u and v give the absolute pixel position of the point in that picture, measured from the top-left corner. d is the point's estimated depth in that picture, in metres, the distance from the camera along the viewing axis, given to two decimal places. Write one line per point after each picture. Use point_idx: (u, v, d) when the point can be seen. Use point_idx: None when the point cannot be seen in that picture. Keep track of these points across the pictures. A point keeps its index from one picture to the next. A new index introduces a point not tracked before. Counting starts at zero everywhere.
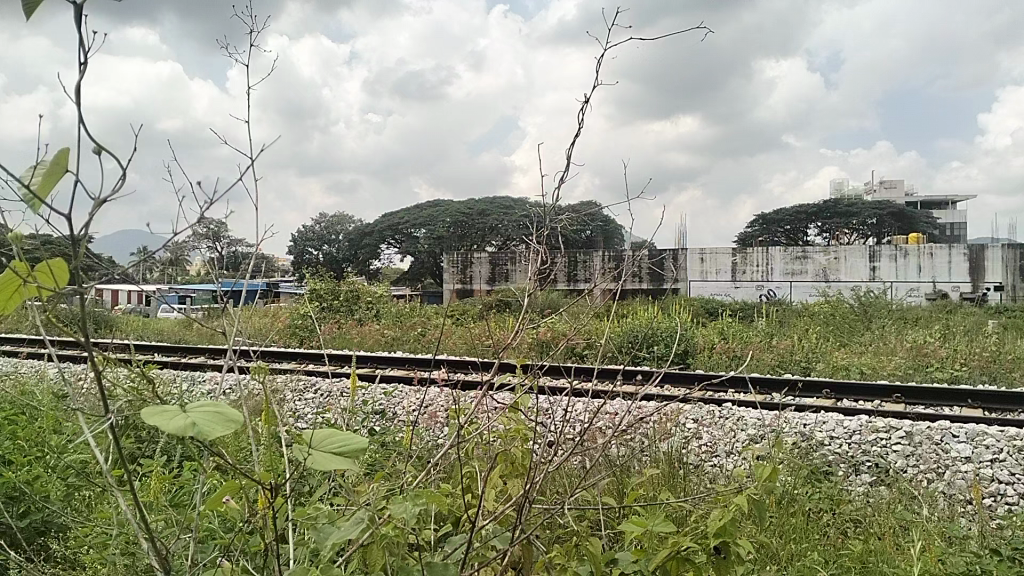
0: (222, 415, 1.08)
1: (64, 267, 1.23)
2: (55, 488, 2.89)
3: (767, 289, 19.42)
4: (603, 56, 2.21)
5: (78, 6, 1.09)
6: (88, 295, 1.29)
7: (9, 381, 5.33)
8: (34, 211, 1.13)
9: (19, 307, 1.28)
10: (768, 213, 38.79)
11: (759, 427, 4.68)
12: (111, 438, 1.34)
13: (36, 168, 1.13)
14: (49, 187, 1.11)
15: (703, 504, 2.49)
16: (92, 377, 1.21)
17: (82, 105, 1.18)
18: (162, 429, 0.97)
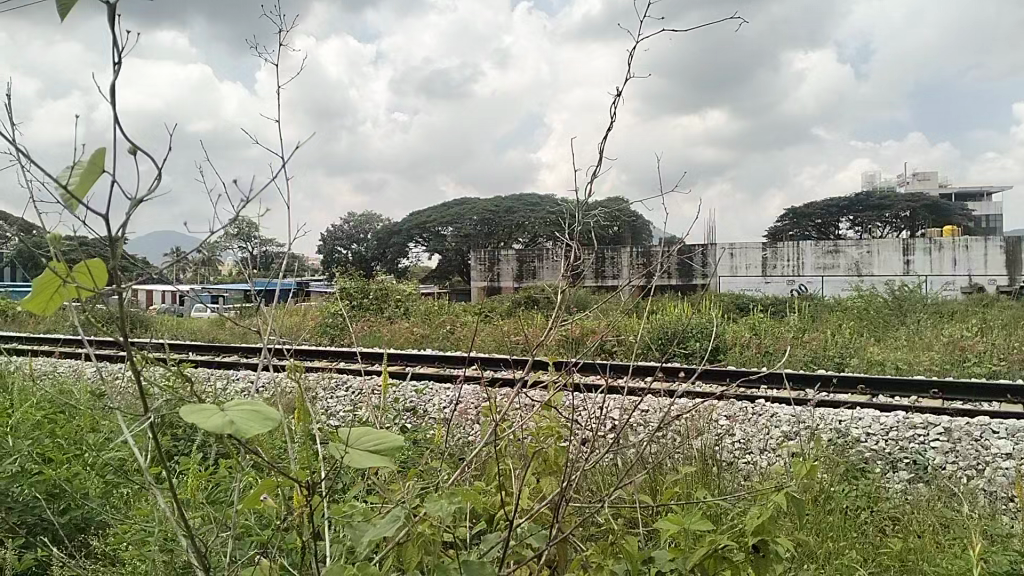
0: (260, 413, 1.09)
1: (102, 267, 1.24)
2: (94, 486, 2.93)
3: (798, 284, 19.18)
4: (631, 52, 2.20)
5: (113, 6, 1.09)
6: (126, 295, 1.30)
7: (47, 380, 5.44)
8: (73, 212, 1.14)
9: (59, 309, 1.29)
10: (798, 207, 38.36)
11: (793, 424, 4.63)
12: (151, 436, 1.36)
13: (73, 168, 1.14)
14: (87, 187, 1.11)
15: (740, 502, 2.47)
16: (131, 375, 1.22)
17: (116, 105, 1.18)
18: (200, 427, 0.98)
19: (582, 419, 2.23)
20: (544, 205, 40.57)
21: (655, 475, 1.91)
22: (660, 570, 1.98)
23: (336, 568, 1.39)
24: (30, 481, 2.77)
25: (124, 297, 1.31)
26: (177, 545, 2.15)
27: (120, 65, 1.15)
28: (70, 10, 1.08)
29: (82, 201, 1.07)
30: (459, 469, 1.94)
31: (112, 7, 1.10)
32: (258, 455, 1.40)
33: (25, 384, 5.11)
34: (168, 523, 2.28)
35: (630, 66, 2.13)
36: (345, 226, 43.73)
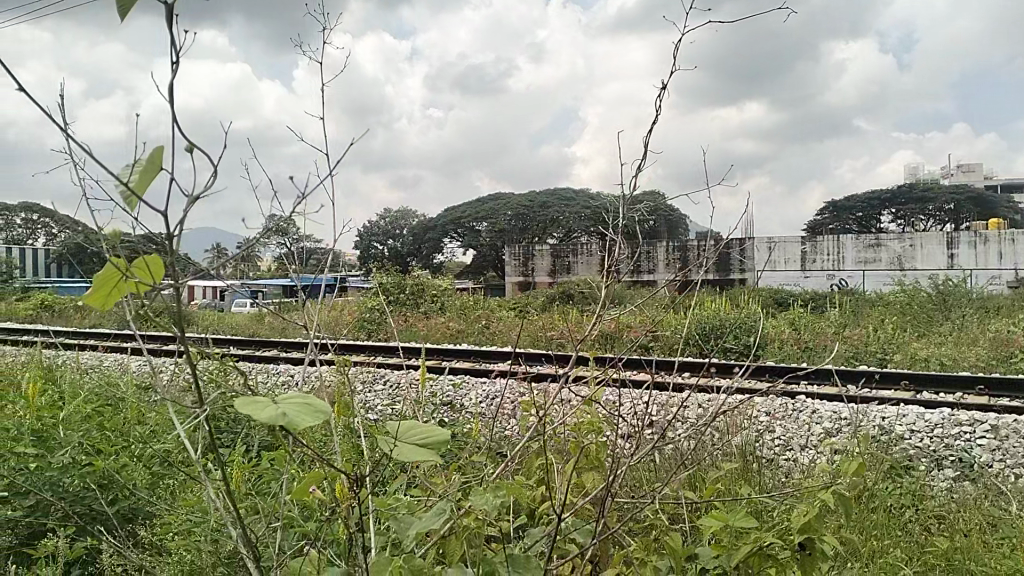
0: (311, 407, 1.10)
1: (160, 263, 1.26)
2: (142, 477, 3.00)
3: (839, 278, 18.87)
4: (677, 45, 2.17)
5: (171, 5, 1.09)
6: (181, 289, 1.32)
7: (95, 373, 5.59)
8: (132, 209, 1.15)
9: (118, 303, 1.32)
10: (838, 201, 37.74)
11: (835, 420, 4.57)
12: (202, 429, 1.39)
13: (134, 165, 1.15)
14: (146, 184, 1.13)
15: (786, 499, 2.44)
16: (187, 367, 1.29)
17: (173, 104, 1.19)
18: (254, 420, 1.00)
19: (623, 415, 2.23)
20: (579, 200, 40.44)
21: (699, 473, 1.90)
22: (704, 567, 1.96)
23: (381, 560, 1.40)
24: (81, 472, 2.83)
25: (181, 291, 1.34)
26: (224, 536, 2.18)
27: (177, 64, 1.16)
28: (129, 7, 1.08)
29: (142, 199, 1.07)
30: (503, 463, 1.95)
31: (170, 6, 1.10)
32: (306, 447, 1.41)
33: (74, 378, 5.24)
34: (214, 514, 2.32)
35: (675, 60, 2.11)
36: (381, 223, 44.03)
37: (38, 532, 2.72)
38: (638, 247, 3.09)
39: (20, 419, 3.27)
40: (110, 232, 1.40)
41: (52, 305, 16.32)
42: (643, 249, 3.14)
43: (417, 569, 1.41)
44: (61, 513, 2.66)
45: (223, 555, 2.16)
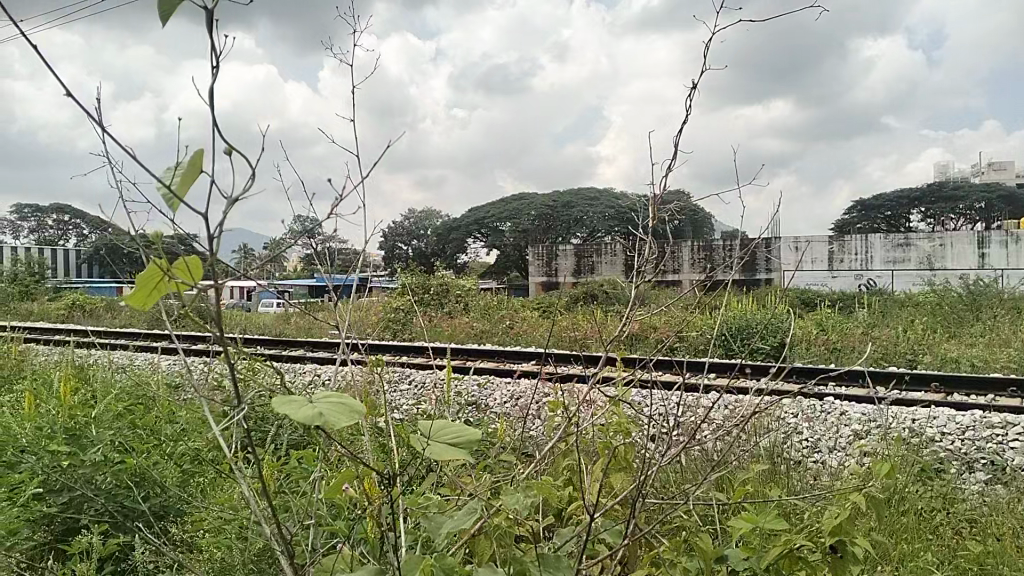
0: (346, 406, 1.11)
1: (199, 262, 1.27)
2: (173, 475, 3.04)
3: (867, 278, 18.63)
4: (708, 43, 2.15)
5: (212, 10, 1.09)
6: (218, 290, 1.32)
7: (127, 372, 5.68)
8: (174, 212, 1.15)
9: (158, 303, 1.32)
10: (866, 200, 37.31)
11: (864, 422, 4.51)
12: (239, 428, 1.40)
13: (176, 169, 1.15)
14: (187, 187, 1.12)
15: (817, 502, 2.42)
16: (226, 367, 1.30)
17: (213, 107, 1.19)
18: (291, 418, 1.01)
19: (651, 416, 2.22)
20: (603, 200, 40.31)
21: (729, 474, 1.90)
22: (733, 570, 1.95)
23: (414, 558, 1.41)
24: (113, 470, 2.87)
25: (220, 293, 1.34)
26: (254, 534, 2.20)
27: (218, 68, 1.16)
28: (172, 11, 1.09)
29: (185, 202, 1.07)
30: (532, 463, 1.95)
31: (211, 11, 1.11)
32: (340, 444, 1.43)
33: (107, 377, 5.33)
34: (245, 511, 2.34)
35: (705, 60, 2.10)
36: (405, 223, 44.25)
37: (73, 528, 2.77)
38: (667, 247, 3.07)
39: (54, 417, 3.32)
40: (152, 235, 1.41)
41: (83, 304, 16.57)
42: (672, 250, 3.12)
43: (448, 568, 1.42)
44: (94, 510, 2.70)
45: (253, 553, 2.18)
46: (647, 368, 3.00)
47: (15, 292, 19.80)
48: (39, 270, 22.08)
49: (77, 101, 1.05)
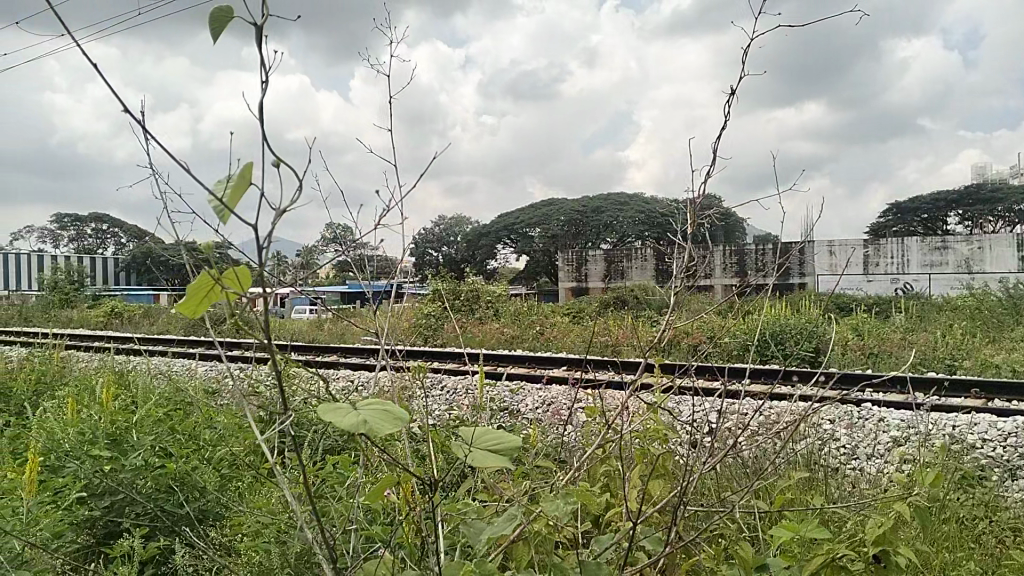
0: (390, 413, 1.12)
1: (248, 273, 1.27)
2: (212, 479, 3.09)
3: (903, 282, 18.32)
4: (748, 46, 2.13)
5: (261, 25, 1.11)
6: (266, 298, 1.34)
7: (165, 379, 5.77)
8: (225, 224, 1.16)
9: (206, 313, 1.33)
10: (902, 203, 36.73)
11: (903, 429, 4.44)
12: (284, 434, 1.42)
13: (227, 182, 1.16)
14: (238, 198, 1.13)
15: (857, 512, 2.39)
16: (275, 374, 1.31)
17: (261, 121, 1.20)
18: (336, 425, 1.02)
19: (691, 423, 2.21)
20: (633, 204, 40.14)
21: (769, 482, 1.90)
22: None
23: (456, 563, 1.42)
24: (153, 475, 2.91)
25: (268, 300, 1.36)
26: (292, 537, 2.22)
27: (267, 82, 1.17)
28: (223, 27, 1.11)
29: (236, 214, 1.08)
30: (570, 470, 1.95)
31: (261, 26, 1.13)
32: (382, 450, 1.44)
33: (146, 383, 5.42)
34: (283, 516, 2.37)
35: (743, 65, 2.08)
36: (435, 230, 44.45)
37: (114, 531, 2.79)
38: (704, 252, 3.05)
39: (96, 421, 3.39)
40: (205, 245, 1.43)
41: (121, 312, 16.90)
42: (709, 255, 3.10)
43: (489, 573, 1.42)
44: (135, 513, 2.74)
45: (291, 557, 2.20)
46: (684, 374, 2.98)
47: (56, 300, 20.26)
48: (79, 278, 22.57)
49: (130, 116, 1.07)
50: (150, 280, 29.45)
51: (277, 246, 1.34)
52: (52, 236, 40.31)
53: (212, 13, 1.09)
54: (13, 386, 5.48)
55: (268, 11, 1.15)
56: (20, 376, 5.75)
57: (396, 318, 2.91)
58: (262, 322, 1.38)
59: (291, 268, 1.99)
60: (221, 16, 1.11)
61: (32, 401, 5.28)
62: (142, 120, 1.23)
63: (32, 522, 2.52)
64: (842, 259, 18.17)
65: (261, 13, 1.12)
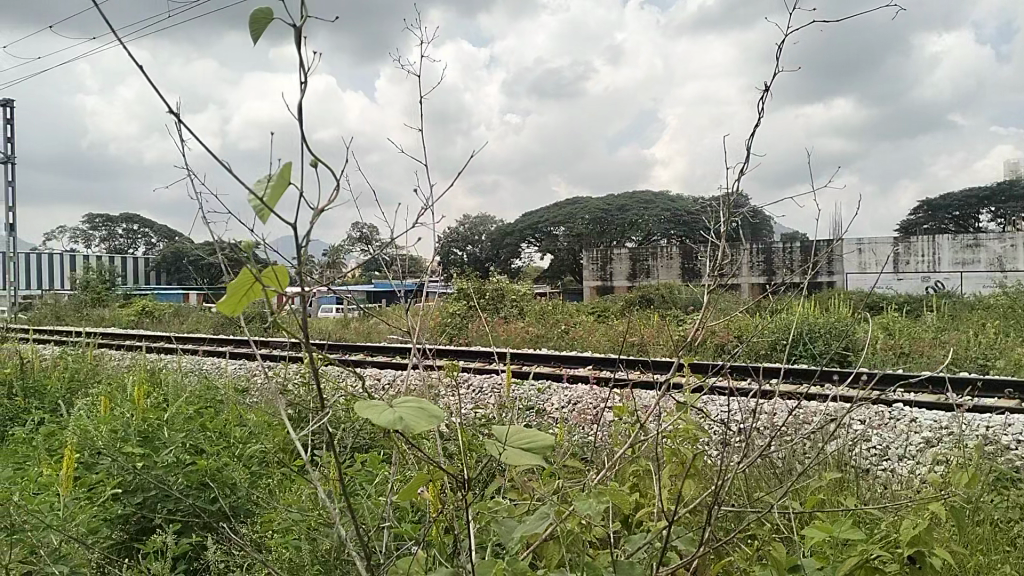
0: (425, 411, 1.13)
1: (285, 271, 1.29)
2: (243, 476, 3.13)
3: (934, 281, 18.07)
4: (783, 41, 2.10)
5: (300, 27, 1.12)
6: (304, 298, 1.35)
7: (194, 378, 5.84)
8: (265, 223, 1.17)
9: (243, 314, 1.34)
10: (932, 200, 36.19)
11: (935, 429, 4.38)
12: (320, 432, 1.43)
13: (267, 181, 1.17)
14: (278, 198, 1.14)
15: (891, 514, 2.37)
16: (312, 373, 1.32)
17: (300, 121, 1.21)
18: (373, 423, 1.03)
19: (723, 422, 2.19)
20: (658, 203, 39.94)
21: (804, 483, 1.90)
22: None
23: (488, 562, 1.43)
24: (184, 472, 2.95)
25: (305, 297, 1.38)
26: (322, 534, 2.24)
27: (306, 83, 1.18)
28: (262, 29, 1.13)
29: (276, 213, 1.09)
30: (602, 470, 1.95)
31: (300, 29, 1.14)
32: (415, 448, 1.45)
33: (177, 381, 5.49)
34: (313, 513, 2.39)
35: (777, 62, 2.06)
36: None
37: (147, 528, 2.83)
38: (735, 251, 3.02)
39: (129, 419, 3.44)
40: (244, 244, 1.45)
41: (152, 311, 17.13)
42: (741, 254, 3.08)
43: (520, 572, 1.43)
44: (167, 510, 2.78)
45: (320, 554, 2.22)
46: (715, 374, 2.96)
47: (88, 299, 20.57)
48: (110, 277, 22.92)
49: (173, 115, 1.09)
50: (178, 279, 29.87)
51: (314, 245, 1.36)
52: (84, 236, 40.97)
53: (251, 16, 1.11)
54: (47, 383, 5.57)
55: (306, 13, 1.16)
56: (54, 374, 5.86)
57: (427, 316, 2.92)
58: (298, 320, 1.39)
59: (322, 269, 2.00)
60: (261, 18, 1.12)
61: (65, 399, 5.36)
62: (183, 121, 1.25)
63: (68, 518, 2.57)
64: (871, 258, 17.95)
65: (301, 15, 1.13)
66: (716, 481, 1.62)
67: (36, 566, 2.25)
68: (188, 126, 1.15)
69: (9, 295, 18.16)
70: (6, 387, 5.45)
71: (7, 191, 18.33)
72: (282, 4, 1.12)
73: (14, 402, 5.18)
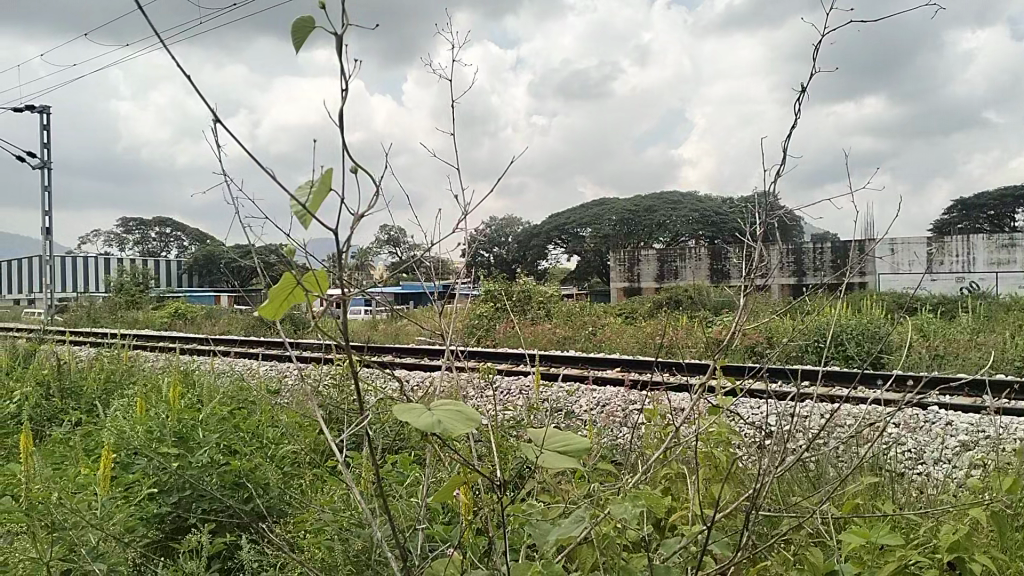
0: (461, 414, 1.13)
1: (327, 276, 1.31)
2: (275, 475, 3.17)
3: (968, 281, 17.80)
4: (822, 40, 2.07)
5: (341, 33, 1.13)
6: (346, 300, 1.36)
7: (227, 379, 5.92)
8: (306, 228, 1.18)
9: (284, 319, 1.35)
10: (967, 199, 35.62)
11: (972, 433, 4.32)
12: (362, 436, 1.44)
13: (308, 188, 1.19)
14: (319, 204, 1.15)
15: (930, 519, 2.33)
16: (351, 376, 1.33)
17: (341, 127, 1.21)
18: (413, 426, 1.04)
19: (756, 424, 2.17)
20: (686, 203, 39.69)
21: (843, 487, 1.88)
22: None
23: (522, 565, 1.42)
24: (219, 472, 3.00)
25: (345, 300, 1.39)
26: (355, 534, 2.26)
27: (347, 90, 1.19)
28: (304, 37, 1.13)
29: (318, 219, 1.10)
30: (635, 474, 1.94)
31: (341, 36, 1.14)
32: (450, 451, 1.45)
33: (210, 382, 5.57)
34: (345, 514, 2.41)
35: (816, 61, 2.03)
36: None
37: (182, 527, 2.87)
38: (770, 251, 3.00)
39: (164, 419, 3.49)
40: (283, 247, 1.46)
41: (184, 313, 17.37)
42: (775, 256, 3.04)
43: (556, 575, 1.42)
44: (202, 509, 2.83)
45: (353, 553, 2.24)
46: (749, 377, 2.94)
47: (123, 301, 20.88)
48: (144, 279, 23.31)
49: (217, 122, 1.10)
50: (210, 282, 30.30)
51: (354, 248, 1.37)
52: (118, 240, 41.63)
53: (293, 24, 1.11)
54: (85, 384, 5.68)
55: (348, 19, 1.16)
56: (91, 375, 5.96)
57: (459, 316, 2.94)
58: (337, 324, 1.40)
59: (358, 270, 2.00)
60: (302, 25, 1.13)
61: (102, 400, 5.46)
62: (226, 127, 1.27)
63: (107, 516, 2.61)
64: (905, 258, 17.70)
65: (342, 23, 1.14)
66: (756, 483, 1.61)
67: (77, 564, 2.30)
68: (232, 133, 1.16)
69: (46, 298, 18.51)
70: (45, 388, 5.56)
71: (44, 196, 18.69)
72: (324, 11, 1.13)
73: (53, 403, 5.29)
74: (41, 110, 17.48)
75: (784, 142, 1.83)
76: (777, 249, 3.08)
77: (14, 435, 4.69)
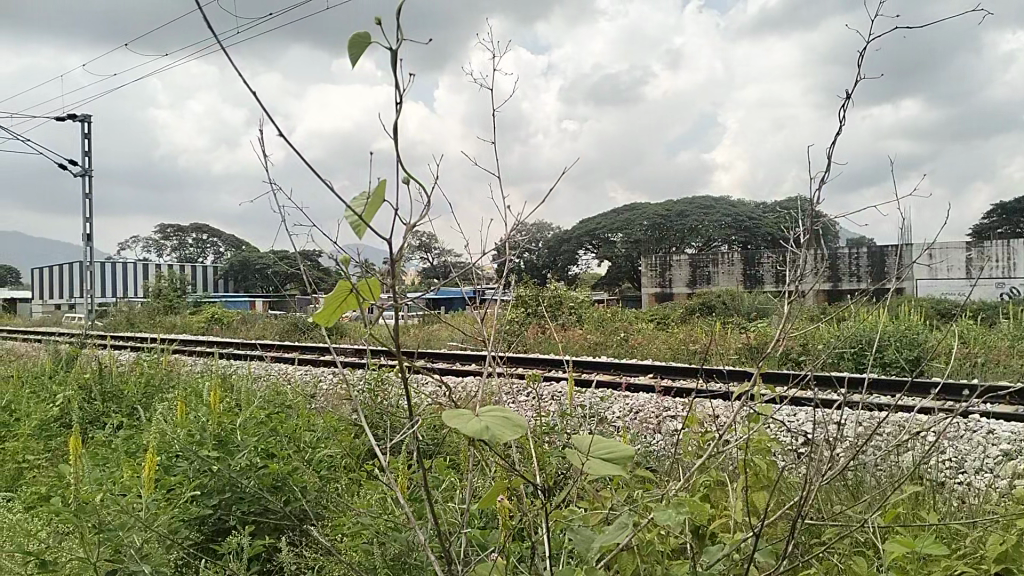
0: (509, 419, 1.14)
1: (378, 283, 1.33)
2: (311, 478, 3.21)
3: (1009, 286, 17.45)
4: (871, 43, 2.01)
5: (397, 46, 1.13)
6: (398, 305, 1.38)
7: (264, 384, 5.99)
8: (359, 236, 1.21)
9: (335, 323, 1.38)
10: (1007, 204, 34.92)
11: (1015, 442, 4.24)
12: (409, 439, 1.45)
13: (364, 197, 1.21)
14: (373, 213, 1.18)
15: (975, 529, 2.29)
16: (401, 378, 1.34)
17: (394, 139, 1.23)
18: (462, 431, 1.05)
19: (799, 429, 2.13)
20: (719, 208, 39.39)
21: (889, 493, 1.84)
22: None
23: (566, 569, 1.42)
24: (259, 474, 3.05)
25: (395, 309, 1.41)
26: (392, 538, 2.27)
27: (399, 102, 1.20)
28: (360, 51, 1.15)
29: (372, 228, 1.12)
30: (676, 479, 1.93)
31: (396, 51, 1.15)
32: (495, 457, 1.46)
33: (247, 387, 5.65)
34: (383, 517, 2.42)
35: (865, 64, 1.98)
36: None
37: (222, 528, 2.92)
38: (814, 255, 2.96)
39: (204, 423, 3.54)
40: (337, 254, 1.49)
41: (220, 318, 17.62)
42: (814, 262, 3.01)
43: None
44: (242, 511, 2.87)
45: (391, 556, 2.24)
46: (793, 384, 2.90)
47: (160, 307, 21.27)
48: (181, 285, 23.73)
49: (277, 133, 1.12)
50: (244, 287, 30.73)
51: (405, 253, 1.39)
52: (156, 246, 42.38)
53: (351, 39, 1.13)
54: (125, 388, 5.79)
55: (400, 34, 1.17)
56: (132, 379, 6.07)
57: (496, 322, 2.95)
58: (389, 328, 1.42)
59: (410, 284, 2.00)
60: (359, 40, 1.14)
61: (142, 403, 5.56)
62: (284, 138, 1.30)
63: (151, 517, 2.66)
64: (943, 263, 17.40)
65: (397, 38, 1.14)
66: (800, 490, 1.60)
67: (122, 563, 2.35)
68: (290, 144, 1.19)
69: (87, 304, 18.89)
70: (86, 392, 5.68)
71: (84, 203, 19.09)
72: (379, 27, 1.14)
73: (95, 405, 5.41)
74: (82, 119, 17.92)
75: (830, 147, 1.79)
76: (815, 254, 3.04)
77: (59, 437, 4.80)
